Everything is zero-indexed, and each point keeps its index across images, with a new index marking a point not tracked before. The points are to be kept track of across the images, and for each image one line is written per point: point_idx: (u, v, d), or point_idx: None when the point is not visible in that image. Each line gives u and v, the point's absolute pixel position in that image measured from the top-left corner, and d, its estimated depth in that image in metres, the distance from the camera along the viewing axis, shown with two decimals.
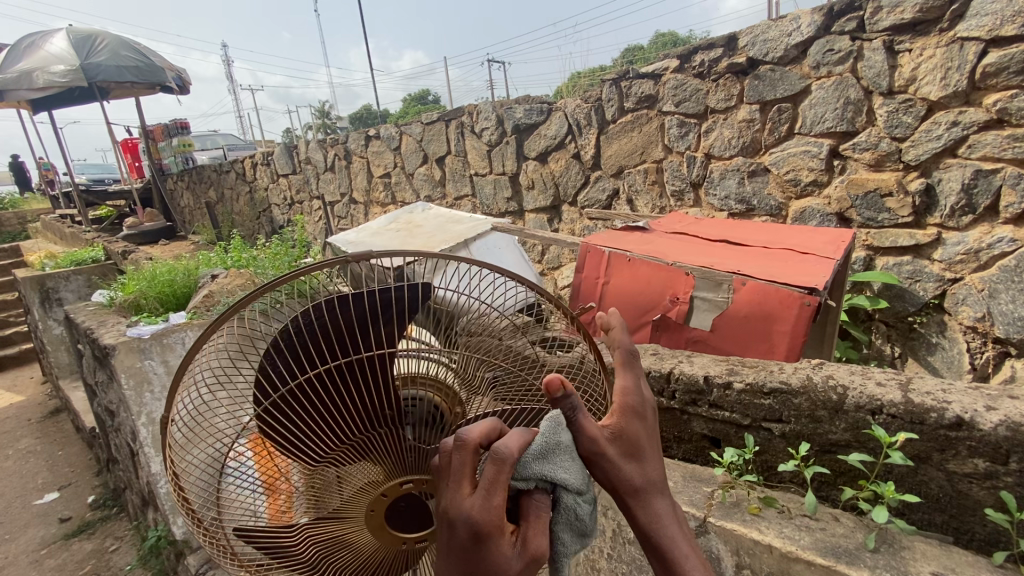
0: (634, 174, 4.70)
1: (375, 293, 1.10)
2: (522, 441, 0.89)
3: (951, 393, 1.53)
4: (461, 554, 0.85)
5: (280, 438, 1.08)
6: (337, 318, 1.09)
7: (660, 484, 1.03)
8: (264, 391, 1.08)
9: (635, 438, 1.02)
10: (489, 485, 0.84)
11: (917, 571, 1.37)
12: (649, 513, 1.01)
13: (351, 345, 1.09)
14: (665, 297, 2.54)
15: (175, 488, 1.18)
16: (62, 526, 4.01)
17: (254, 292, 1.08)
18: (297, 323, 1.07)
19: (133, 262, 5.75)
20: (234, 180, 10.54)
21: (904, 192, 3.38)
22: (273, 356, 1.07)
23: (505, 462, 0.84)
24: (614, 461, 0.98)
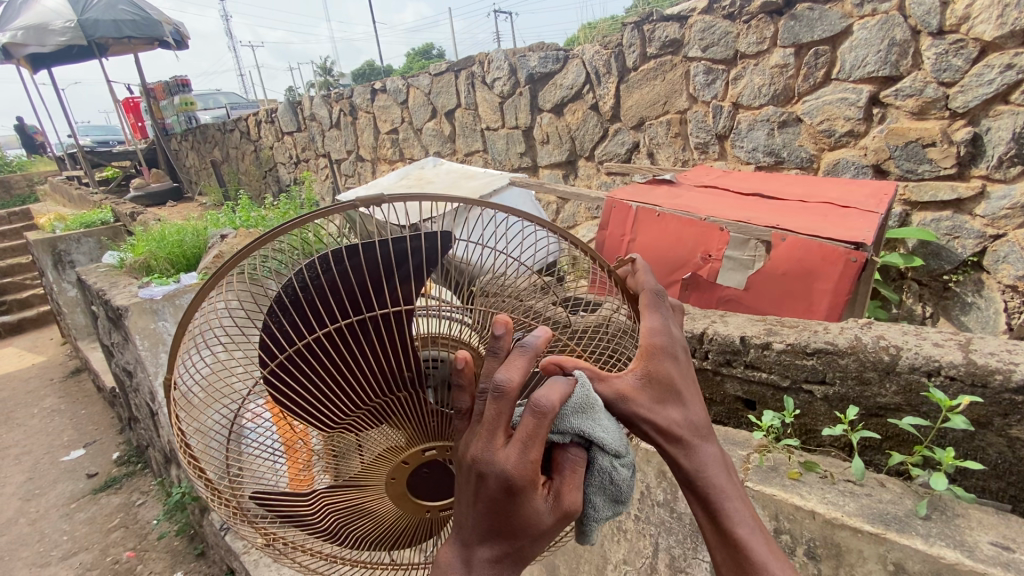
0: (656, 126, 4.47)
1: (387, 243, 0.97)
2: (561, 392, 0.78)
3: (1018, 355, 1.42)
4: (489, 504, 0.80)
5: (289, 401, 0.98)
6: (347, 272, 0.95)
7: (701, 426, 0.96)
8: (269, 351, 0.97)
9: (665, 379, 0.93)
10: (526, 439, 0.76)
11: (974, 541, 1.30)
12: (691, 460, 0.94)
13: (364, 301, 0.96)
14: (696, 254, 2.43)
15: (184, 455, 1.08)
16: (90, 482, 4.10)
17: (254, 242, 0.95)
18: (302, 277, 0.95)
19: (142, 224, 5.69)
20: (239, 139, 10.32)
21: (949, 142, 3.15)
22: (277, 313, 0.95)
23: (546, 415, 0.75)
24: (646, 411, 0.90)
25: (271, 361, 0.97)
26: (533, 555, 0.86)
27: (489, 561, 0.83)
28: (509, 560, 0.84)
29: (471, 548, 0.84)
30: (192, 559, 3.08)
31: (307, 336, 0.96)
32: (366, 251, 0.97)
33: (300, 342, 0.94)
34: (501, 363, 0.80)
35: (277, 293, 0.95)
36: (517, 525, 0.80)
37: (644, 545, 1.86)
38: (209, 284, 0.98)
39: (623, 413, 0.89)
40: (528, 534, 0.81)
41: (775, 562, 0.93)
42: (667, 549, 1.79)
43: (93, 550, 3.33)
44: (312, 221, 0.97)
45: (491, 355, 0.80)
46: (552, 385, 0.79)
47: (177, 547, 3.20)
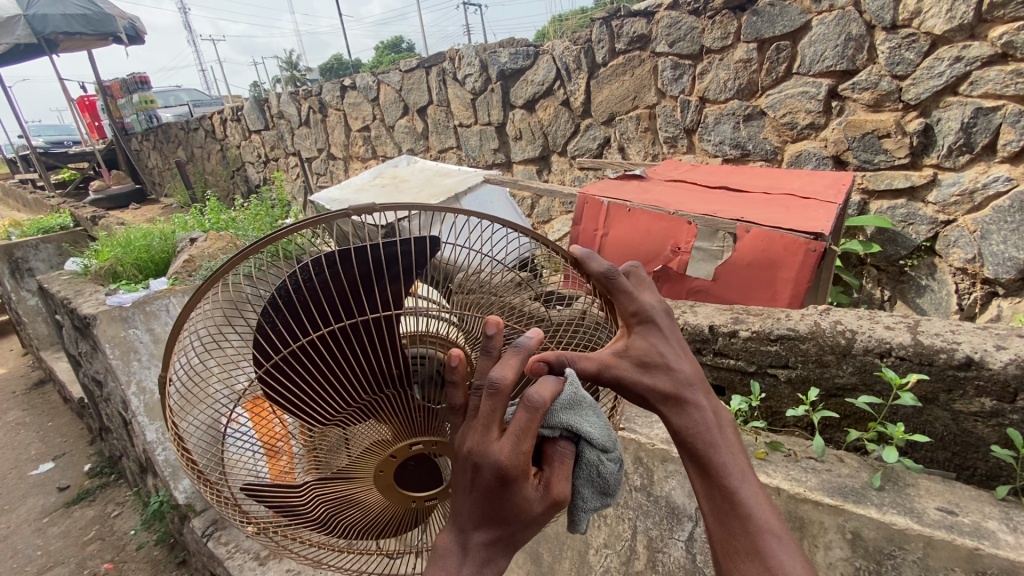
0: (626, 121, 4.55)
1: (378, 247, 0.99)
2: (551, 389, 0.83)
3: (960, 334, 1.53)
4: (483, 493, 0.84)
5: (282, 399, 1.00)
6: (339, 275, 0.97)
7: (690, 385, 1.04)
8: (262, 351, 0.98)
9: (648, 348, 1.02)
10: (519, 432, 0.80)
11: (922, 507, 1.41)
12: (681, 418, 1.04)
13: (354, 302, 0.99)
14: (666, 247, 2.52)
15: (179, 451, 1.10)
16: (62, 495, 3.99)
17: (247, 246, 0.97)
18: (295, 280, 0.96)
19: (105, 229, 5.53)
20: (204, 138, 10.03)
21: (902, 133, 3.30)
22: (270, 314, 0.96)
23: (538, 411, 0.80)
24: (633, 376, 1.00)
25: (264, 361, 0.98)
26: (523, 542, 0.90)
27: (484, 545, 0.88)
28: (501, 545, 0.89)
29: (466, 533, 0.89)
30: (174, 568, 3.06)
31: (300, 336, 0.98)
32: (357, 254, 0.98)
33: (294, 343, 0.96)
34: (495, 361, 0.84)
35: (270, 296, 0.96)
36: (509, 512, 0.85)
37: (623, 528, 1.93)
38: (202, 288, 0.98)
39: (612, 379, 0.99)
40: (520, 521, 0.86)
41: (763, 512, 1.01)
42: (644, 531, 1.86)
43: (69, 564, 3.26)
44: (301, 227, 0.98)
45: (484, 353, 0.85)
46: (544, 383, 0.84)
47: (157, 557, 3.16)
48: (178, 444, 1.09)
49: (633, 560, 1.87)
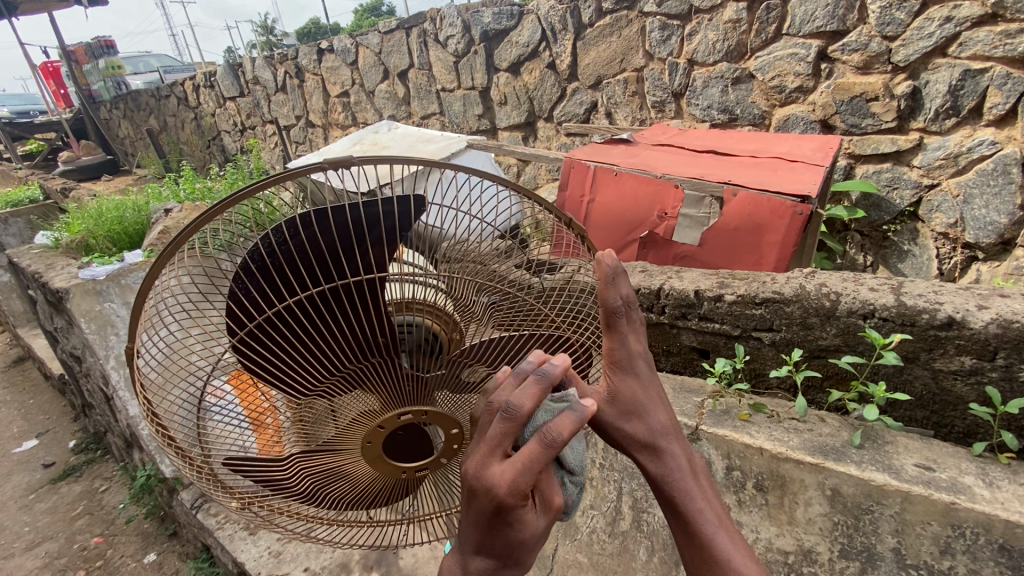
0: (613, 85, 4.45)
1: (357, 207, 0.92)
2: (577, 427, 0.80)
3: (943, 295, 1.54)
4: (479, 518, 0.83)
5: (261, 371, 0.95)
6: (315, 237, 0.91)
7: (666, 434, 1.02)
8: (235, 318, 0.92)
9: (629, 396, 1.01)
10: (524, 461, 0.77)
11: (900, 464, 1.45)
12: (657, 465, 1.01)
13: (334, 265, 0.93)
14: (653, 212, 2.48)
15: (153, 426, 1.03)
16: (48, 472, 3.95)
17: (219, 204, 0.90)
18: (270, 244, 0.89)
19: (77, 202, 5.34)
20: (176, 106, 9.63)
21: (890, 96, 3.26)
22: (241, 279, 0.89)
23: (553, 446, 0.77)
24: (612, 420, 1.01)
25: (237, 330, 0.92)
26: (526, 566, 0.90)
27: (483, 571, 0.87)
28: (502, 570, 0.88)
29: (467, 557, 0.88)
30: (165, 539, 3.06)
31: (275, 302, 0.92)
32: (334, 214, 0.92)
33: (268, 310, 0.91)
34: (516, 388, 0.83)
35: (241, 260, 0.89)
36: (511, 538, 0.83)
37: (608, 490, 1.96)
38: (169, 251, 0.91)
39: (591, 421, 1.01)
40: (521, 545, 0.84)
41: (740, 559, 0.96)
42: (629, 493, 1.90)
43: (59, 539, 3.26)
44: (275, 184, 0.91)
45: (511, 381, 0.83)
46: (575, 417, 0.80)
47: (148, 529, 3.17)
48: (151, 417, 1.03)
49: (617, 521, 1.90)
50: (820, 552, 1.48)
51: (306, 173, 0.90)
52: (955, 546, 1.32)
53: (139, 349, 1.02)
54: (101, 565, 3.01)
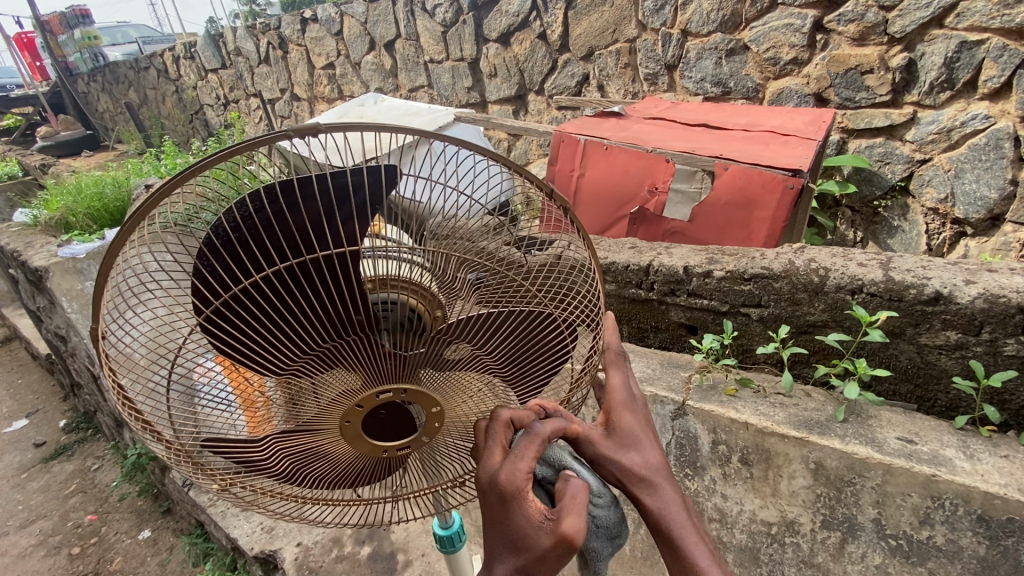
0: (605, 56, 4.35)
1: (325, 178, 0.87)
2: (558, 425, 0.86)
3: (931, 269, 1.53)
4: (489, 523, 0.81)
5: (232, 351, 0.92)
6: (282, 211, 0.87)
7: (660, 470, 0.93)
8: (201, 296, 0.89)
9: (630, 429, 0.95)
10: (518, 449, 0.81)
11: (884, 437, 1.46)
12: (654, 499, 0.90)
13: (304, 240, 0.89)
14: (644, 187, 2.45)
15: (126, 409, 0.99)
16: (39, 451, 3.93)
17: (178, 177, 0.84)
18: (235, 218, 0.85)
19: (56, 178, 5.20)
20: (156, 79, 9.32)
21: (885, 69, 3.21)
22: (207, 256, 0.86)
23: (540, 434, 0.83)
24: (610, 452, 0.92)
25: (204, 308, 0.89)
26: None
27: None
28: None
29: None
30: (160, 516, 3.08)
31: (244, 278, 0.88)
32: (300, 185, 0.87)
33: (235, 287, 0.87)
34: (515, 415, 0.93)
35: (204, 236, 0.85)
36: (519, 547, 0.78)
37: None
38: (128, 226, 0.86)
39: (590, 455, 0.91)
40: (531, 552, 0.78)
41: None
42: None
43: (52, 517, 3.26)
44: (236, 154, 0.85)
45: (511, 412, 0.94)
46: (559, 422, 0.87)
47: (141, 506, 3.18)
48: (123, 399, 0.98)
49: None
50: (803, 522, 1.53)
51: (270, 142, 0.84)
52: (934, 517, 1.35)
53: (105, 330, 0.97)
54: (96, 542, 3.02)
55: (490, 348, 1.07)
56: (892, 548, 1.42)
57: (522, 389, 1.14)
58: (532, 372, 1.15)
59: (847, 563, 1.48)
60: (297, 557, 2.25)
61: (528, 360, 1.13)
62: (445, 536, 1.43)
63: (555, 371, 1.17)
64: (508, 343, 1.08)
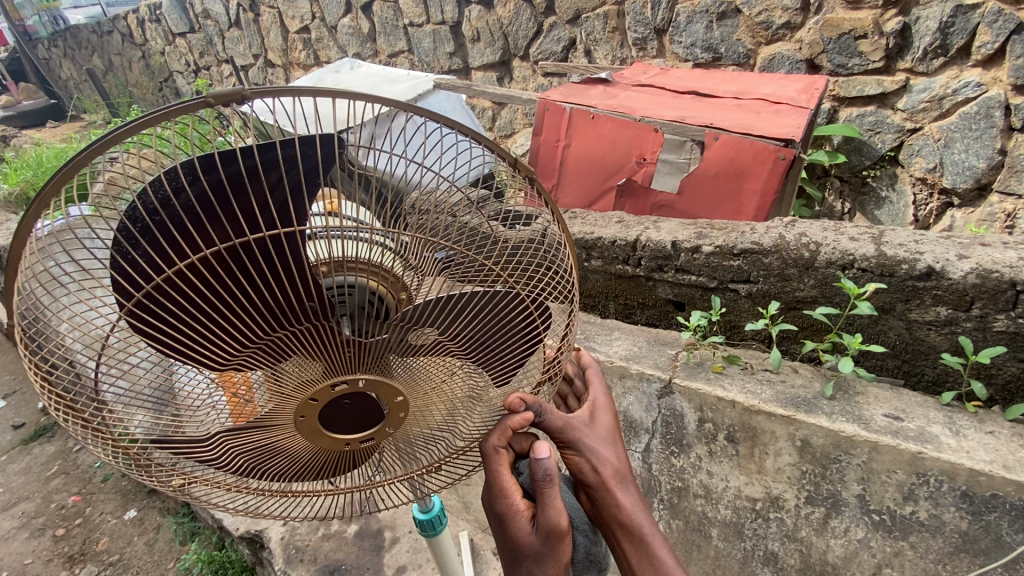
0: (592, 20, 4.18)
1: (253, 152, 0.79)
2: (502, 432, 0.94)
3: (924, 244, 1.49)
4: (497, 530, 1.01)
5: (166, 345, 0.85)
6: (208, 190, 0.78)
7: (627, 468, 1.02)
8: (122, 288, 0.81)
9: (606, 426, 1.04)
10: (499, 467, 0.95)
11: (870, 414, 1.45)
12: (625, 494, 1.00)
13: (233, 222, 0.81)
14: (631, 158, 2.36)
15: (54, 405, 0.92)
16: (18, 433, 3.69)
17: (80, 154, 0.75)
18: (155, 202, 0.77)
19: (17, 150, 4.91)
20: (121, 44, 8.83)
21: (879, 33, 3.11)
22: (124, 245, 0.78)
23: (504, 447, 0.94)
24: (590, 447, 0.99)
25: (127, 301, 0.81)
26: None
27: None
28: None
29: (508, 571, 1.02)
30: (145, 496, 3.04)
31: (170, 266, 0.80)
32: (225, 162, 0.79)
33: (158, 278, 0.79)
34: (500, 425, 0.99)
35: (118, 224, 0.77)
36: (517, 548, 0.98)
37: None
38: (36, 209, 0.77)
39: (570, 441, 0.98)
40: (528, 554, 0.97)
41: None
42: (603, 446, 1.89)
43: (35, 499, 3.14)
44: (146, 127, 0.75)
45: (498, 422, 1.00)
46: (502, 430, 0.95)
47: (126, 487, 3.12)
48: (50, 394, 0.91)
49: None
50: (787, 498, 1.53)
51: (185, 111, 0.75)
52: (919, 492, 1.35)
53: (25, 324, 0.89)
54: (81, 523, 2.95)
55: (455, 332, 1.00)
56: (875, 523, 1.42)
57: (493, 371, 1.09)
58: (503, 355, 1.09)
59: (830, 537, 1.48)
60: (283, 536, 2.23)
61: (499, 344, 1.07)
62: (424, 521, 1.40)
63: (528, 353, 1.12)
64: (476, 325, 1.02)
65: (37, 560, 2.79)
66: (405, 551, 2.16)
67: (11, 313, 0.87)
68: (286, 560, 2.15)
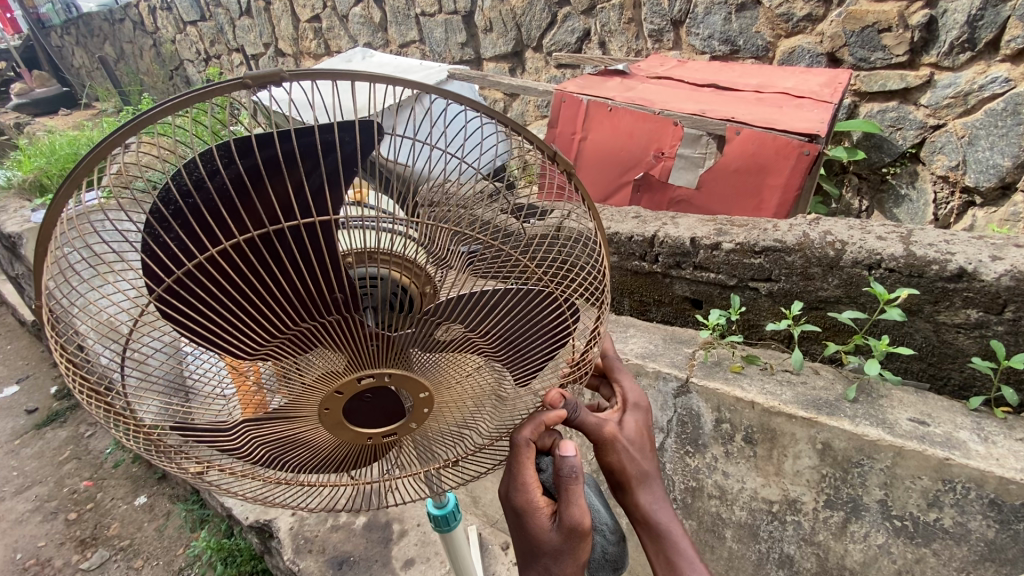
0: (608, 11, 4.12)
1: (290, 136, 0.76)
2: (536, 427, 0.92)
3: (955, 244, 1.45)
4: (517, 525, 0.98)
5: (193, 332, 0.83)
6: (241, 174, 0.76)
7: (654, 474, 1.01)
8: (153, 273, 0.79)
9: (638, 432, 1.01)
10: (526, 462, 0.93)
11: (895, 418, 1.42)
12: (647, 494, 1.00)
13: (266, 209, 0.79)
14: (649, 152, 2.33)
15: (80, 388, 0.91)
16: (31, 417, 3.72)
17: (113, 133, 0.73)
18: (188, 180, 0.75)
19: (30, 138, 4.94)
20: (132, 32, 8.84)
21: (904, 27, 3.03)
22: (156, 228, 0.76)
23: (532, 442, 0.92)
24: (621, 454, 0.97)
25: (157, 287, 0.80)
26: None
27: None
28: None
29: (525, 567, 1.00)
30: (155, 483, 3.07)
31: (201, 251, 0.79)
32: (260, 146, 0.77)
33: (189, 263, 0.77)
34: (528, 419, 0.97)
35: (150, 206, 0.75)
36: (537, 543, 0.95)
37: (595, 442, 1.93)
38: (66, 189, 0.76)
39: (599, 445, 0.97)
40: (548, 550, 0.95)
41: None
42: None
43: (47, 483, 3.18)
44: (183, 107, 0.73)
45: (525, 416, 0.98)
46: (536, 424, 0.93)
47: (136, 474, 3.14)
48: (76, 377, 0.90)
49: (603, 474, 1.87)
50: (805, 501, 1.50)
51: (225, 91, 0.73)
52: (944, 499, 1.32)
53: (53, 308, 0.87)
54: (92, 508, 2.98)
55: (484, 329, 0.98)
56: (896, 529, 1.39)
57: (518, 369, 1.06)
58: (528, 352, 1.07)
59: (848, 542, 1.45)
60: (291, 527, 2.23)
61: (526, 342, 1.05)
62: (438, 517, 1.38)
63: (554, 352, 1.09)
64: (504, 322, 0.99)
65: (50, 543, 2.82)
66: (413, 544, 2.15)
67: (37, 296, 0.85)
68: (295, 550, 2.15)
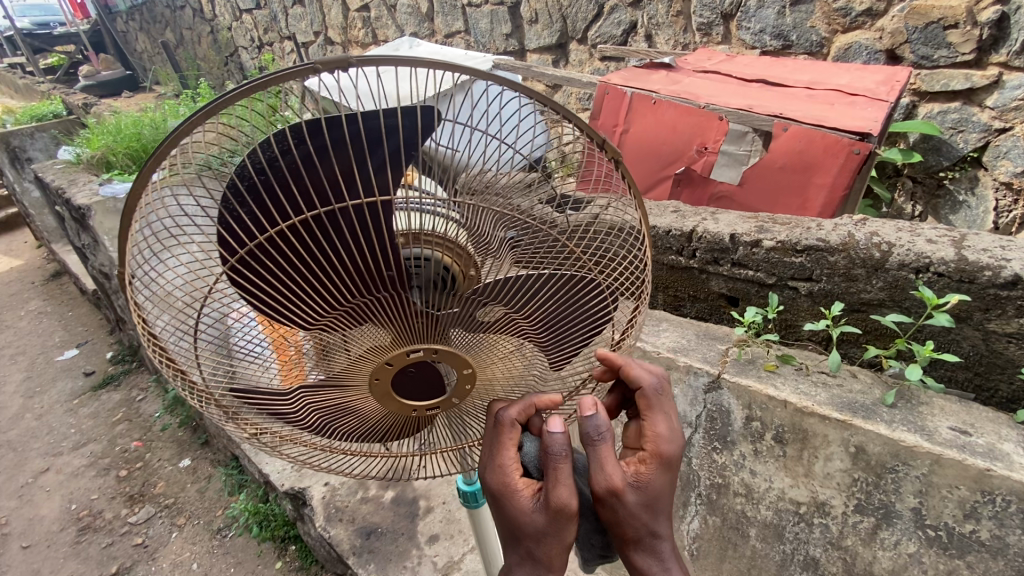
0: (656, 3, 4.05)
1: (356, 120, 0.82)
2: (523, 407, 0.97)
3: (1011, 251, 1.40)
4: (500, 509, 0.96)
5: (256, 299, 0.90)
6: (310, 154, 0.82)
7: (659, 531, 0.90)
8: (226, 244, 0.86)
9: (656, 490, 0.88)
10: (505, 442, 0.96)
11: (935, 426, 1.39)
12: (643, 548, 0.90)
13: (331, 189, 0.85)
14: (692, 146, 2.30)
15: (154, 348, 0.99)
16: (88, 380, 3.99)
17: (195, 114, 0.79)
18: (263, 160, 0.81)
19: (97, 117, 5.25)
20: (192, 19, 9.23)
21: (972, 24, 2.86)
22: (231, 202, 0.83)
23: (508, 422, 0.96)
24: (626, 509, 0.86)
25: (230, 257, 0.87)
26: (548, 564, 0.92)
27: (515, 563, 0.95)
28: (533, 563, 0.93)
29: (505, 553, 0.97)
30: (198, 447, 3.25)
31: (271, 225, 0.85)
32: (328, 129, 0.82)
33: (260, 235, 0.84)
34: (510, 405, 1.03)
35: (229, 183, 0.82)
36: (516, 528, 0.93)
37: None
38: (151, 165, 0.82)
39: (605, 491, 0.85)
40: (528, 534, 0.92)
41: None
42: None
43: (102, 441, 3.42)
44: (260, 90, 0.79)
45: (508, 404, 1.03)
46: (523, 404, 0.98)
47: (181, 438, 3.33)
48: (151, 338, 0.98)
49: None
50: (834, 505, 1.48)
51: (298, 76, 0.79)
52: (982, 511, 1.29)
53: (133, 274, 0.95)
54: (142, 467, 3.19)
55: (527, 312, 1.02)
56: (929, 538, 1.36)
57: (554, 352, 1.10)
58: (565, 338, 1.10)
59: (877, 549, 1.43)
60: (324, 496, 2.34)
61: (563, 327, 1.08)
62: (468, 492, 1.43)
63: (590, 339, 1.12)
64: (544, 305, 1.03)
65: (103, 496, 3.05)
66: (438, 521, 2.23)
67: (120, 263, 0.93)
68: (327, 518, 2.26)
